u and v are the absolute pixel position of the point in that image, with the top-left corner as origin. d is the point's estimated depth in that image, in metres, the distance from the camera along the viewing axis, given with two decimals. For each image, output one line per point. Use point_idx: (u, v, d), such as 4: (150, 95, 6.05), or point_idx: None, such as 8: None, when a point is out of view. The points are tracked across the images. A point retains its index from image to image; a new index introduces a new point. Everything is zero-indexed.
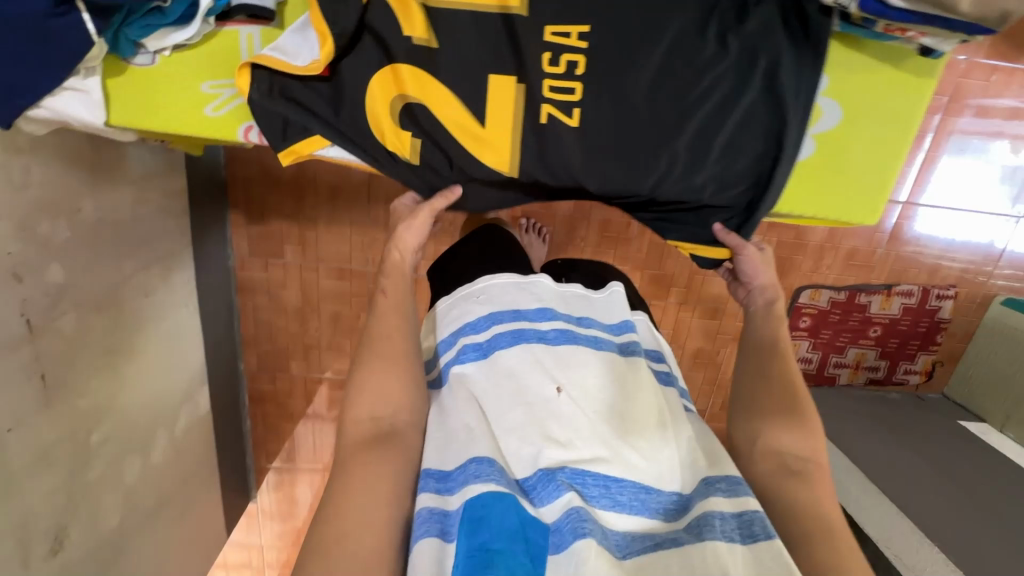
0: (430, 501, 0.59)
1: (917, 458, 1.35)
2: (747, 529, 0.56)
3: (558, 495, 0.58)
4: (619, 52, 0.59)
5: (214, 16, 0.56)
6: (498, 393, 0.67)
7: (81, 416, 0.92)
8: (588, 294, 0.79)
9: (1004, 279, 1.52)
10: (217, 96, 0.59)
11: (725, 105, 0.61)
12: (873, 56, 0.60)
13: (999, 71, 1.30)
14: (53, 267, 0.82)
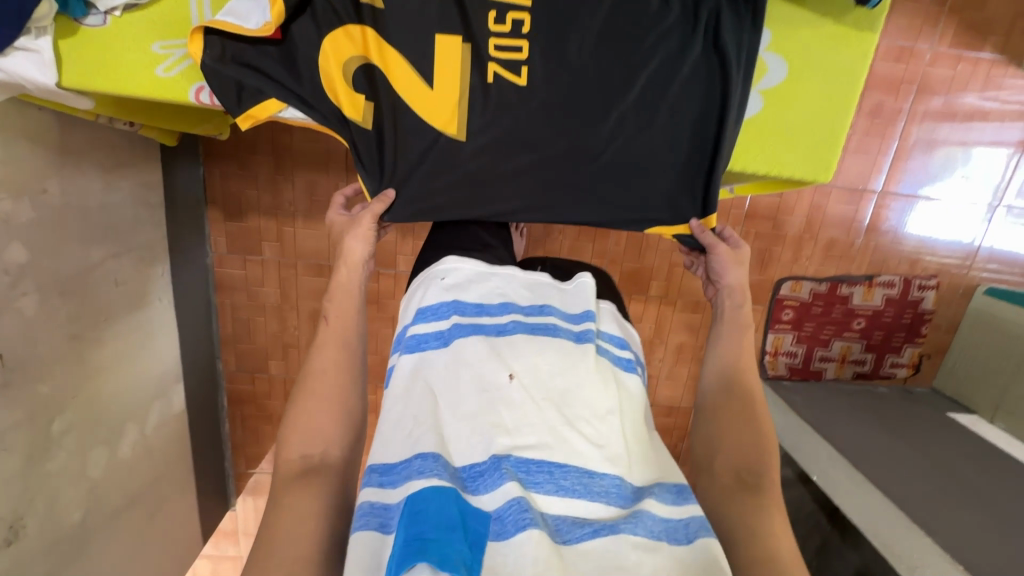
0: (372, 495, 0.57)
1: (905, 449, 1.32)
2: (675, 533, 0.56)
3: (501, 483, 0.56)
4: (564, 10, 0.61)
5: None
6: (451, 379, 0.65)
7: (43, 402, 0.91)
8: (557, 286, 0.81)
9: (986, 268, 1.51)
10: (168, 57, 0.60)
11: (669, 63, 0.62)
12: (814, 11, 0.61)
13: (963, 60, 1.33)
14: (14, 246, 0.82)
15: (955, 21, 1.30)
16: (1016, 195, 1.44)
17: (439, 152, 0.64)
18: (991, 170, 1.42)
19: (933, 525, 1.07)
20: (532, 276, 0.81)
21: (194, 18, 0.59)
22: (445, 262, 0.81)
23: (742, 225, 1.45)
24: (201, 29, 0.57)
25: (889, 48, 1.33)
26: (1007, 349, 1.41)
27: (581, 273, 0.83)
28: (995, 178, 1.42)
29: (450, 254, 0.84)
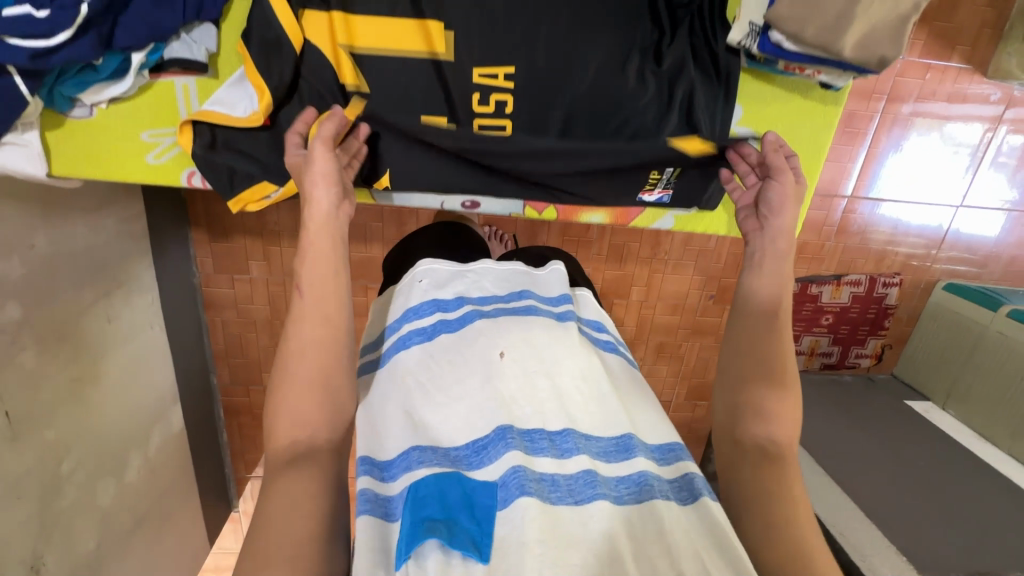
0: (368, 484, 0.63)
1: (863, 437, 1.43)
2: (682, 492, 0.64)
3: (505, 452, 0.61)
4: (544, 90, 0.70)
5: (147, 70, 0.66)
6: (442, 364, 0.72)
7: (49, 447, 0.94)
8: (531, 271, 0.89)
9: (945, 263, 1.61)
10: (157, 144, 0.71)
11: (647, 129, 0.73)
12: (779, 90, 0.75)
13: (932, 70, 1.36)
14: (10, 304, 0.84)
15: (925, 32, 1.33)
16: (981, 182, 1.50)
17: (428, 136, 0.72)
18: (959, 155, 1.46)
19: (885, 517, 1.18)
20: (504, 267, 0.89)
21: (181, 105, 0.70)
22: (417, 266, 0.85)
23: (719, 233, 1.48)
24: (189, 123, 0.68)
25: None
26: (962, 342, 1.52)
27: (554, 260, 0.91)
28: (961, 168, 1.48)
29: (422, 260, 0.90)
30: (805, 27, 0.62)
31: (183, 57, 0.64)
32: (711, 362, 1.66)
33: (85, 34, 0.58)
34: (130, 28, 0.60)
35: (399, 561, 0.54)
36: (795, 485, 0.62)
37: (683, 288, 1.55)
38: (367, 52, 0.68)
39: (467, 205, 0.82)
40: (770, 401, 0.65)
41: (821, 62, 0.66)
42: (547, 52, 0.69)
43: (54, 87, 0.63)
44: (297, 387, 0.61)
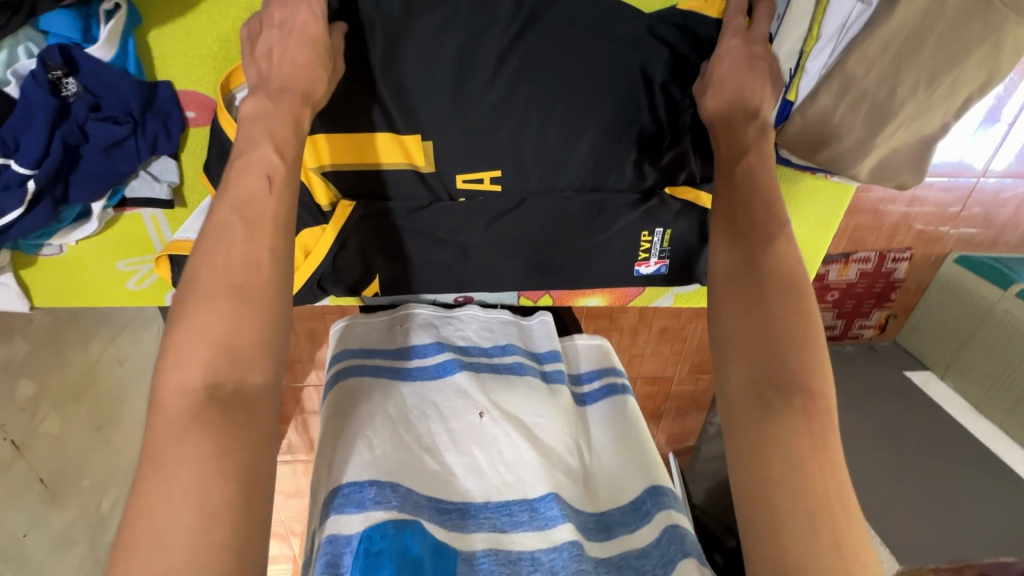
0: (330, 529, 0.59)
1: (862, 416, 1.47)
2: (667, 555, 0.60)
3: (478, 530, 0.62)
4: (538, 184, 0.80)
5: (111, 207, 0.82)
6: (416, 407, 0.72)
7: (88, 494, 1.01)
8: (518, 321, 0.88)
9: (959, 235, 1.56)
10: (134, 271, 0.92)
11: (653, 212, 0.83)
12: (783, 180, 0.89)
13: None
14: (23, 383, 0.86)
15: None
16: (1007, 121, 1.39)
17: (420, 228, 0.81)
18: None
19: (874, 500, 1.26)
20: (491, 315, 0.87)
21: (152, 235, 0.89)
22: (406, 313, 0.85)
23: None
24: (165, 257, 0.76)
25: None
26: (969, 316, 1.54)
27: (543, 310, 0.90)
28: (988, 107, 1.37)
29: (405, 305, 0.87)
30: (818, 152, 0.79)
31: (149, 198, 0.82)
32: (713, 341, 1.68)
33: (41, 203, 0.72)
34: (82, 185, 0.75)
35: None
36: (800, 426, 0.55)
37: None
38: (335, 169, 0.76)
39: (459, 299, 0.91)
40: (781, 293, 0.61)
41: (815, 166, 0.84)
42: (562, 152, 0.78)
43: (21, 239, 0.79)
44: (212, 300, 0.55)
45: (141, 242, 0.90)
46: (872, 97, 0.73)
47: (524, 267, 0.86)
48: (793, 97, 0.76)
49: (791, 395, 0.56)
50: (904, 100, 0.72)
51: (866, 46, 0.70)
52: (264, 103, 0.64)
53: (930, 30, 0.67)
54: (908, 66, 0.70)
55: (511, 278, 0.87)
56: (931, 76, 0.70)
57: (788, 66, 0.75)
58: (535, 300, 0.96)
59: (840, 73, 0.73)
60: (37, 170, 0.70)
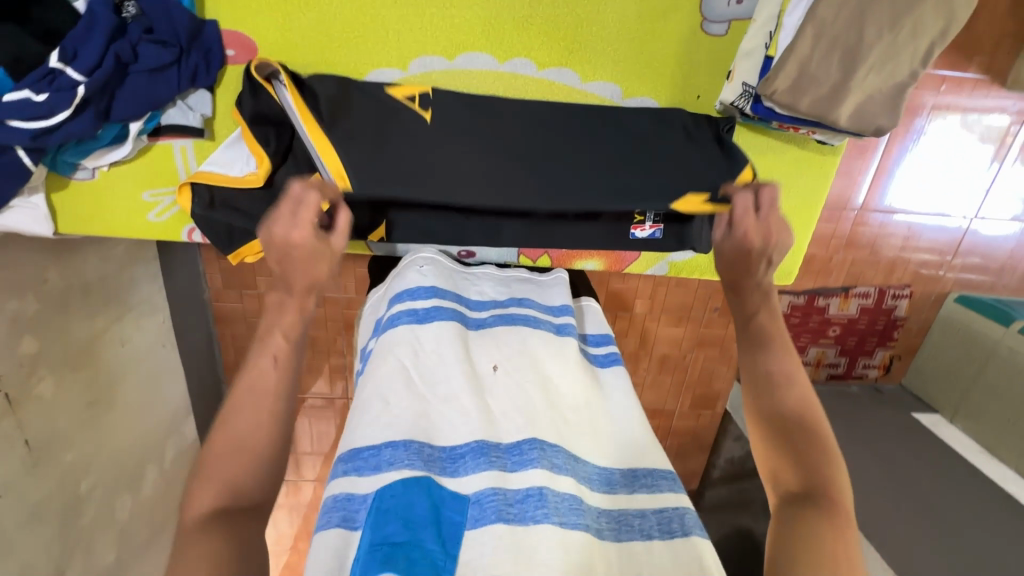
0: (340, 486, 0.60)
1: (869, 453, 1.42)
2: (666, 526, 0.62)
3: (479, 469, 0.61)
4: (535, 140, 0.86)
5: (146, 135, 0.85)
6: (435, 362, 0.70)
7: (69, 471, 0.98)
8: (532, 277, 0.90)
9: (957, 276, 1.58)
10: (157, 202, 0.92)
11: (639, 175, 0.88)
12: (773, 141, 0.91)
13: (948, 81, 1.33)
14: (27, 339, 0.87)
15: None
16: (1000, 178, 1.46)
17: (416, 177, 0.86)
18: (986, 144, 1.41)
19: (885, 537, 1.19)
20: (507, 273, 0.90)
21: (181, 169, 0.91)
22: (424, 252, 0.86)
23: None
24: (188, 184, 0.79)
25: None
26: (976, 353, 1.49)
27: (557, 270, 0.94)
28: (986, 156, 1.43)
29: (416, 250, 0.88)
30: (799, 99, 0.74)
31: (180, 124, 0.86)
32: (716, 372, 1.66)
33: (86, 110, 0.74)
34: (127, 102, 0.77)
35: None
36: (830, 526, 0.59)
37: (687, 301, 1.53)
38: None
39: (462, 255, 0.93)
40: (803, 424, 0.68)
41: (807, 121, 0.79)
42: (542, 159, 0.85)
43: (58, 152, 0.80)
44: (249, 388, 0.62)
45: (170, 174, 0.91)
46: (840, 43, 0.71)
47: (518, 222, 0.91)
48: (773, 54, 0.75)
49: (816, 496, 0.61)
50: (869, 43, 0.71)
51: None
52: (278, 299, 0.67)
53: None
54: (870, 12, 0.70)
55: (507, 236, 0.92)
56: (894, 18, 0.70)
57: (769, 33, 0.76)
58: (535, 259, 1.00)
59: (811, 23, 0.71)
60: (89, 78, 0.72)
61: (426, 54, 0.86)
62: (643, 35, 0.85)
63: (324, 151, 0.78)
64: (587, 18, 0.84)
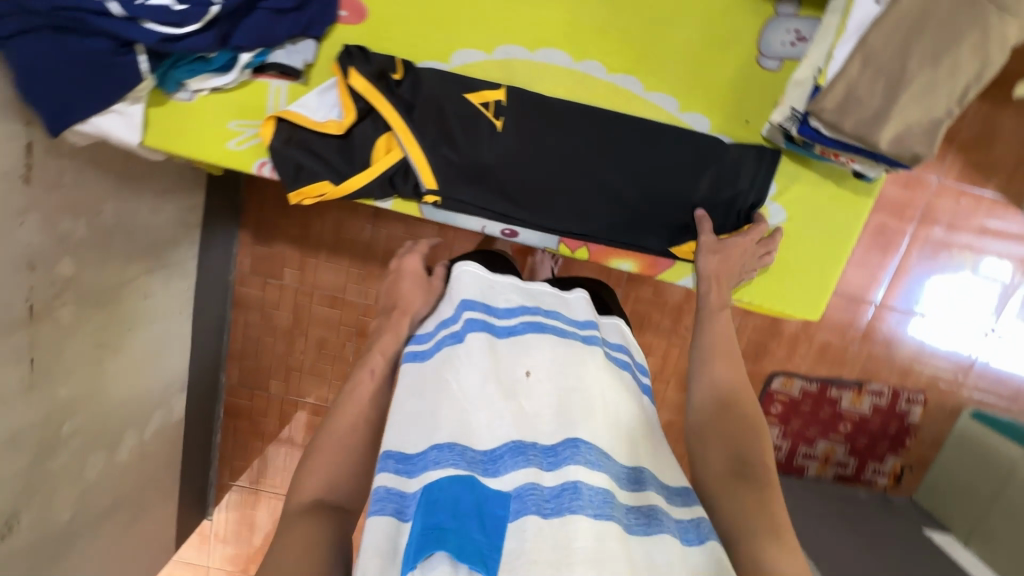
0: (388, 480, 0.57)
1: (877, 560, 1.32)
2: (687, 532, 0.56)
3: (522, 466, 0.56)
4: (588, 139, 0.81)
5: (250, 69, 0.77)
6: (472, 372, 0.62)
7: (59, 406, 0.95)
8: (561, 295, 0.75)
9: (974, 392, 1.56)
10: (241, 133, 0.80)
11: (683, 192, 0.82)
12: (815, 172, 0.82)
13: (966, 196, 1.41)
14: (65, 261, 0.90)
15: (961, 158, 1.39)
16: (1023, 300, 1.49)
17: (462, 158, 0.80)
18: (1002, 263, 1.46)
19: None
20: (532, 285, 0.75)
21: (269, 103, 0.80)
22: (470, 228, 0.85)
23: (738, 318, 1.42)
24: (274, 118, 0.77)
25: (899, 175, 1.41)
26: (992, 475, 1.40)
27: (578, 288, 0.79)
28: (1002, 276, 1.47)
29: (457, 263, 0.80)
30: (844, 119, 0.64)
31: (283, 63, 0.76)
32: None
33: (209, 30, 0.70)
34: (247, 33, 0.72)
35: (405, 568, 0.50)
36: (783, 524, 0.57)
37: None
38: None
39: (505, 233, 0.84)
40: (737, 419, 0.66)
41: (853, 148, 0.68)
42: (592, 163, 0.81)
43: (169, 64, 0.73)
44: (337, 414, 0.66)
45: (258, 107, 0.80)
46: (888, 69, 0.63)
47: (561, 220, 0.83)
48: (822, 82, 0.66)
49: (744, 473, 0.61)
50: (912, 73, 0.62)
51: (882, 23, 0.63)
52: (381, 324, 0.75)
53: (937, 11, 0.61)
54: (916, 43, 0.62)
55: (550, 223, 0.83)
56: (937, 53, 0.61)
57: (817, 66, 0.70)
58: (573, 251, 0.87)
59: (860, 49, 0.64)
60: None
61: (509, 43, 0.79)
62: (722, 48, 0.77)
63: (404, 134, 0.78)
64: (667, 14, 0.76)
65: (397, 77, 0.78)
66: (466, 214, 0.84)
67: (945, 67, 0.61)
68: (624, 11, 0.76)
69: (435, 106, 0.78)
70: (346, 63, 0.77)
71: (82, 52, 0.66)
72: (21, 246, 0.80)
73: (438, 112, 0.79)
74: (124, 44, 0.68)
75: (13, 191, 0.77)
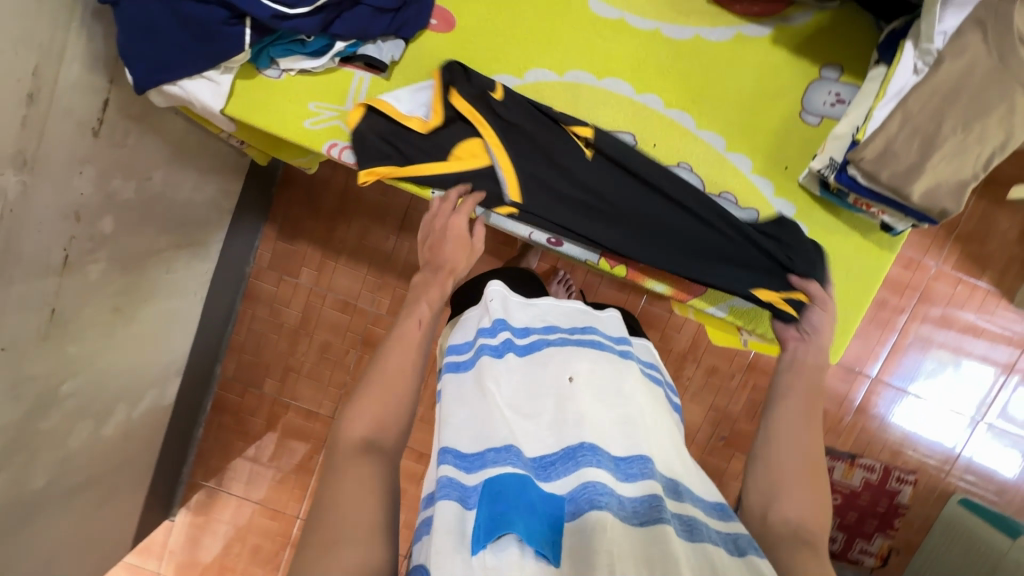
0: (450, 471, 0.59)
1: None
2: (733, 544, 0.56)
3: (574, 470, 0.58)
4: (664, 176, 0.85)
5: (339, 58, 0.84)
6: (512, 382, 0.66)
7: (64, 362, 0.93)
8: (594, 312, 0.78)
9: (964, 481, 1.56)
10: (317, 114, 0.85)
11: (753, 240, 0.84)
12: (842, 222, 0.88)
13: (963, 284, 1.49)
14: (107, 219, 0.91)
15: (958, 249, 1.48)
16: (1012, 394, 1.53)
17: (547, 179, 0.85)
18: (993, 355, 1.52)
19: None
20: (567, 303, 0.78)
21: (351, 91, 0.86)
22: (518, 234, 0.87)
23: (742, 374, 1.44)
24: (365, 106, 0.82)
25: (900, 256, 1.50)
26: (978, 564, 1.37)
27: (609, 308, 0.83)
28: (993, 369, 1.52)
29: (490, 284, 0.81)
30: (881, 170, 0.71)
31: (372, 55, 0.83)
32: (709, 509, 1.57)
33: (316, 14, 0.77)
34: (347, 23, 0.79)
35: (475, 547, 0.51)
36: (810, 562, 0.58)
37: None
38: None
39: (552, 241, 0.87)
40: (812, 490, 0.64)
41: (886, 200, 0.75)
42: (666, 199, 0.85)
43: (269, 42, 0.80)
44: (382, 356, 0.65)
45: (338, 94, 0.85)
46: (924, 129, 0.70)
47: (632, 249, 0.85)
48: (862, 137, 0.74)
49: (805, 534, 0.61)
50: (945, 136, 0.70)
51: (921, 89, 0.71)
52: (424, 277, 0.74)
53: (967, 86, 0.69)
54: (950, 107, 0.70)
55: (623, 250, 0.85)
56: (967, 121, 0.69)
57: (856, 124, 0.77)
58: (612, 268, 0.89)
59: (900, 109, 0.71)
60: None
61: (578, 69, 0.88)
62: (765, 103, 0.87)
63: (495, 147, 0.83)
64: (720, 64, 0.87)
65: (496, 96, 0.83)
66: (542, 231, 0.86)
67: (974, 134, 0.69)
68: (682, 57, 0.88)
69: (527, 131, 0.84)
70: (450, 80, 0.83)
71: (197, 18, 0.73)
72: (75, 195, 0.82)
73: (528, 136, 0.84)
74: (235, 16, 0.75)
75: (82, 140, 0.80)
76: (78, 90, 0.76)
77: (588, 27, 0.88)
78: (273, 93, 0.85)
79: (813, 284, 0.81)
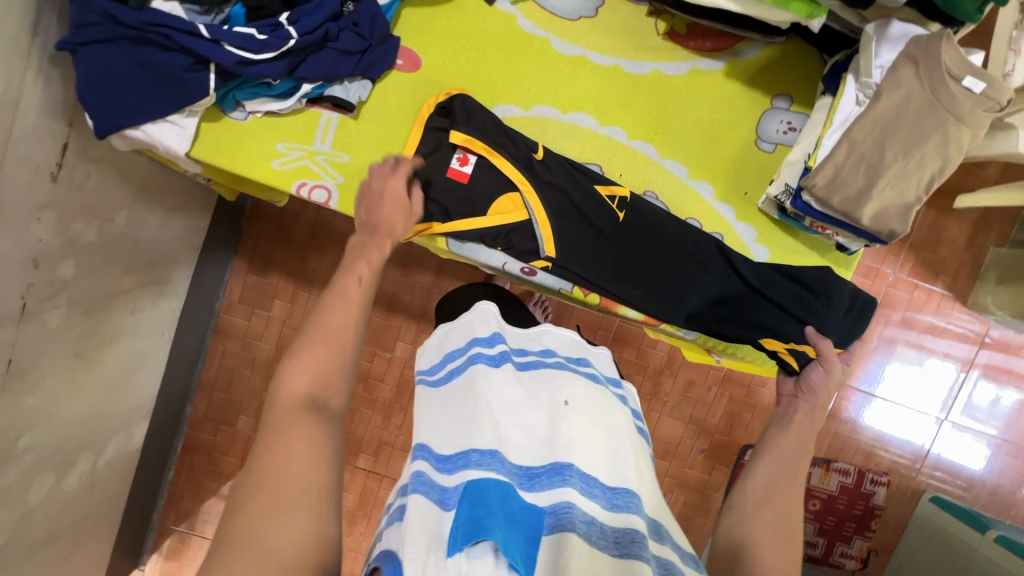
0: (423, 468, 0.62)
1: None
2: None
3: (558, 485, 0.58)
4: (693, 237, 0.88)
5: (305, 99, 0.85)
6: (508, 398, 0.66)
7: (21, 416, 0.88)
8: (591, 347, 0.80)
9: (934, 478, 1.62)
10: (285, 154, 0.85)
11: (771, 296, 0.87)
12: (803, 243, 0.92)
13: (919, 289, 1.56)
14: (67, 263, 0.89)
15: (913, 256, 1.55)
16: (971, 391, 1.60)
17: (579, 237, 0.87)
18: (951, 357, 1.59)
19: None
20: (563, 332, 0.79)
21: (318, 131, 0.86)
22: (491, 264, 0.87)
23: (718, 386, 1.47)
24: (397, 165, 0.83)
25: (860, 265, 1.56)
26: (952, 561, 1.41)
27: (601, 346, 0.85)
28: (954, 369, 1.59)
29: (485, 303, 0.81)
30: (832, 196, 0.75)
31: (338, 96, 0.84)
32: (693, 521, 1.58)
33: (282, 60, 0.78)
34: (313, 67, 0.80)
35: (452, 548, 0.51)
36: None
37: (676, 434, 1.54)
38: None
39: (524, 271, 0.87)
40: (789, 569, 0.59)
41: (839, 222, 0.80)
42: (693, 257, 0.87)
43: (234, 86, 0.81)
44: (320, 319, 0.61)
45: (306, 135, 0.86)
46: (869, 157, 0.75)
47: (655, 304, 0.88)
48: (812, 164, 0.79)
49: None
50: (889, 162, 0.74)
51: (863, 120, 0.75)
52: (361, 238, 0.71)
53: (904, 117, 0.74)
54: (891, 136, 0.74)
55: (645, 306, 0.88)
56: (906, 148, 0.74)
57: (807, 151, 0.82)
58: (585, 297, 0.89)
59: (845, 140, 0.76)
60: (302, 37, 0.76)
61: (541, 103, 0.91)
62: (718, 131, 0.91)
63: (534, 204, 0.85)
64: (678, 95, 0.91)
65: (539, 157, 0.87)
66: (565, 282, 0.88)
67: (914, 159, 0.73)
68: (640, 90, 0.91)
69: (565, 191, 0.86)
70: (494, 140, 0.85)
71: (159, 64, 0.73)
72: (32, 242, 0.80)
73: (568, 197, 0.86)
74: (198, 62, 0.75)
75: (41, 186, 0.78)
76: (35, 135, 0.75)
77: (550, 62, 0.91)
78: (239, 134, 0.85)
79: (824, 341, 0.81)
